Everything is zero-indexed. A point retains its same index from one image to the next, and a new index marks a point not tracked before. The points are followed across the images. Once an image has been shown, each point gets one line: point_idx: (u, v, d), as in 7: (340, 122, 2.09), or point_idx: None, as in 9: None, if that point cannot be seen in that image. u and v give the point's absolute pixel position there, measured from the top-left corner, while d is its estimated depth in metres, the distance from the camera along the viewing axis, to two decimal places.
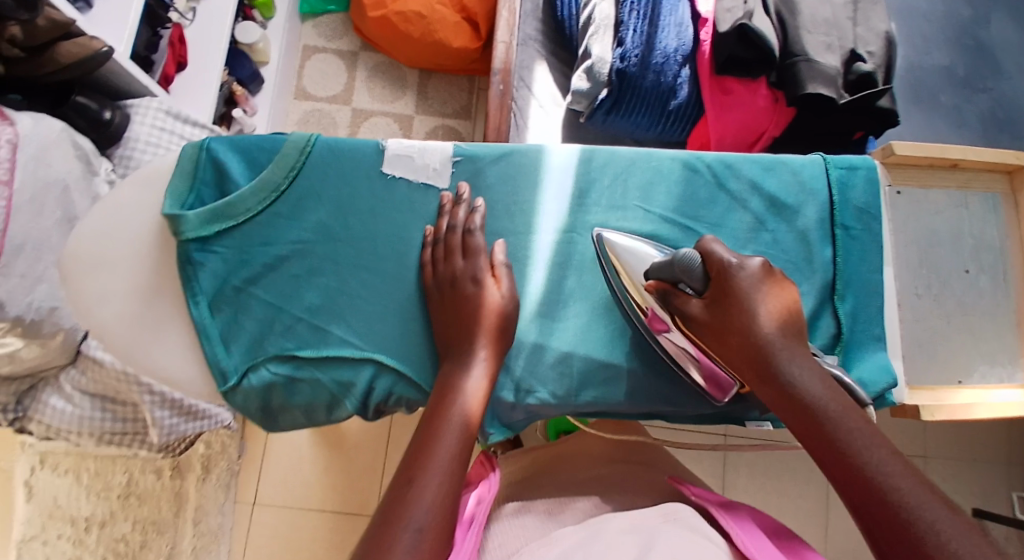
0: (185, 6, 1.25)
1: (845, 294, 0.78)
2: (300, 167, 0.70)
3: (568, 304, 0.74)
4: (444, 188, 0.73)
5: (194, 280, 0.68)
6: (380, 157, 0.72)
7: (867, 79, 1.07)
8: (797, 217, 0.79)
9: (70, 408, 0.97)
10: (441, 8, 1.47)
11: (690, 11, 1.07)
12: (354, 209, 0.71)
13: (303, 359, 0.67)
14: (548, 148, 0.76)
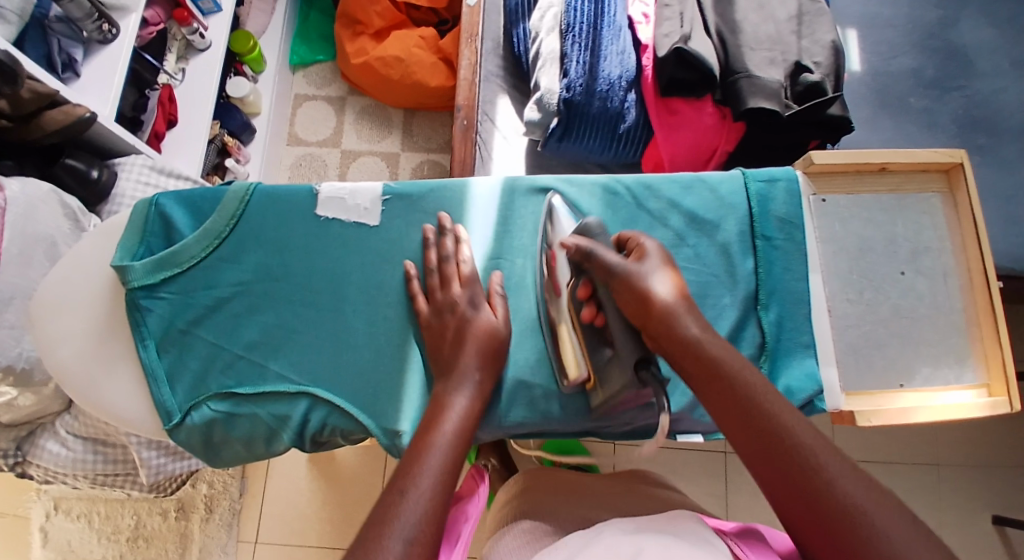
0: (175, 67, 1.33)
1: (769, 302, 0.81)
2: (240, 216, 0.75)
3: None
4: (374, 225, 0.77)
5: (143, 324, 0.73)
6: (315, 201, 0.76)
7: (815, 88, 1.09)
8: (717, 231, 0.82)
9: (64, 451, 1.03)
10: (417, 51, 1.54)
11: (632, 39, 1.12)
12: (290, 250, 0.75)
13: (241, 396, 0.72)
14: (472, 182, 0.80)
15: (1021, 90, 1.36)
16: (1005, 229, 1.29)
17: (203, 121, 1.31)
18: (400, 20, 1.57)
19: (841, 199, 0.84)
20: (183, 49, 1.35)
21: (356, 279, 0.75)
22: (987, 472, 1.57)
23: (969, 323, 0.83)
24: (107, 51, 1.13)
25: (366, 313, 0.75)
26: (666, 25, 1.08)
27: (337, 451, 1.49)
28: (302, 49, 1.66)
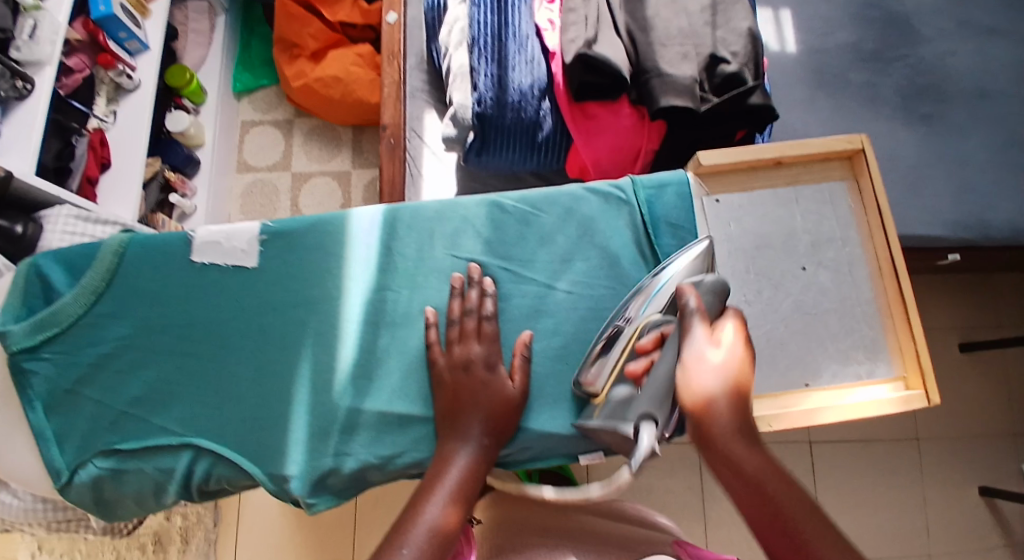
0: (106, 110, 1.35)
1: None
2: (116, 270, 0.78)
3: (384, 360, 0.77)
4: (253, 266, 0.78)
5: (28, 387, 0.76)
6: (189, 247, 0.78)
7: (733, 78, 1.07)
8: (608, 243, 0.80)
9: (16, 501, 1.04)
10: (355, 69, 1.53)
11: (541, 46, 1.10)
12: (168, 305, 0.78)
13: (126, 452, 0.75)
14: (351, 214, 0.80)
15: (969, 54, 1.32)
16: (956, 201, 1.24)
17: (136, 162, 1.34)
18: (335, 38, 1.55)
19: (735, 197, 0.81)
20: (113, 92, 1.37)
21: (235, 328, 0.77)
22: (972, 445, 1.51)
23: (881, 315, 0.79)
24: (26, 106, 1.15)
25: (249, 360, 0.77)
26: (571, 31, 1.06)
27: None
28: (245, 76, 1.65)
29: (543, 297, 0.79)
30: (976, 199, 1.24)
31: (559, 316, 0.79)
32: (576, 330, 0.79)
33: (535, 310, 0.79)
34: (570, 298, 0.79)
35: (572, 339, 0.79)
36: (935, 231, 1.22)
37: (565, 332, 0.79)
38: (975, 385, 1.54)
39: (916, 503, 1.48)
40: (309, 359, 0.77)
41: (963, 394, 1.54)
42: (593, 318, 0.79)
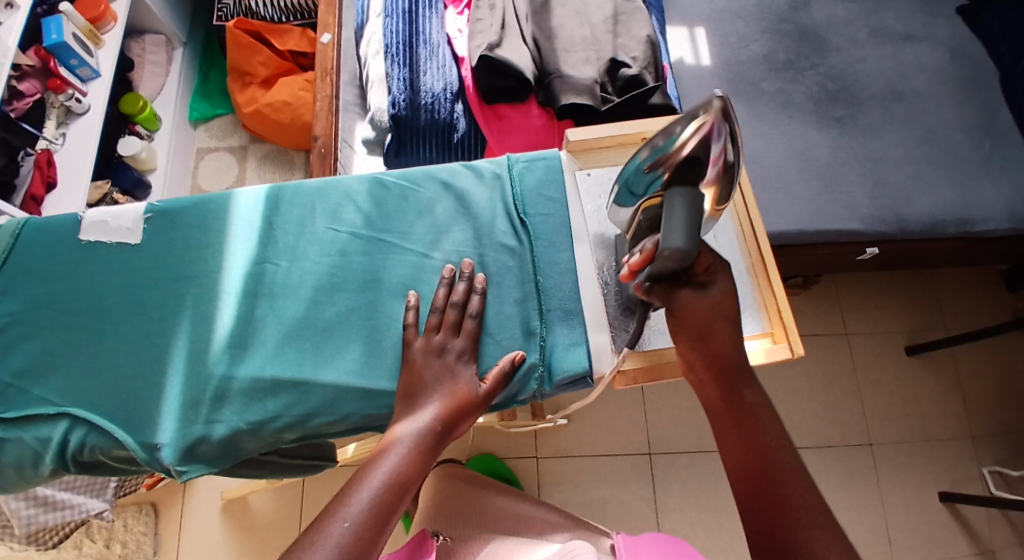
0: (55, 133, 1.37)
1: (540, 279, 0.83)
2: (11, 249, 0.81)
3: (262, 330, 0.80)
4: (136, 243, 0.82)
5: None
6: (78, 226, 0.82)
7: (633, 81, 1.10)
8: (477, 216, 0.85)
9: None
10: (304, 94, 1.60)
11: (451, 54, 1.16)
12: (56, 282, 0.81)
13: (8, 422, 0.77)
14: (235, 192, 0.84)
15: (880, 59, 1.33)
16: (874, 195, 1.24)
17: (83, 180, 1.36)
18: (286, 67, 1.63)
19: (603, 170, 0.89)
20: (63, 116, 1.38)
21: (117, 301, 0.81)
22: (931, 449, 1.48)
23: (748, 275, 0.86)
24: None
25: (128, 329, 0.80)
26: (479, 38, 1.11)
27: (252, 499, 1.46)
28: (202, 105, 1.72)
29: (418, 267, 0.83)
30: (897, 193, 1.24)
31: (433, 283, 0.83)
32: None
33: (410, 278, 0.83)
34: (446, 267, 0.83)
35: None
36: (853, 227, 1.22)
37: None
38: (922, 389, 1.52)
39: (876, 509, 1.44)
40: (187, 329, 0.80)
41: (918, 399, 1.52)
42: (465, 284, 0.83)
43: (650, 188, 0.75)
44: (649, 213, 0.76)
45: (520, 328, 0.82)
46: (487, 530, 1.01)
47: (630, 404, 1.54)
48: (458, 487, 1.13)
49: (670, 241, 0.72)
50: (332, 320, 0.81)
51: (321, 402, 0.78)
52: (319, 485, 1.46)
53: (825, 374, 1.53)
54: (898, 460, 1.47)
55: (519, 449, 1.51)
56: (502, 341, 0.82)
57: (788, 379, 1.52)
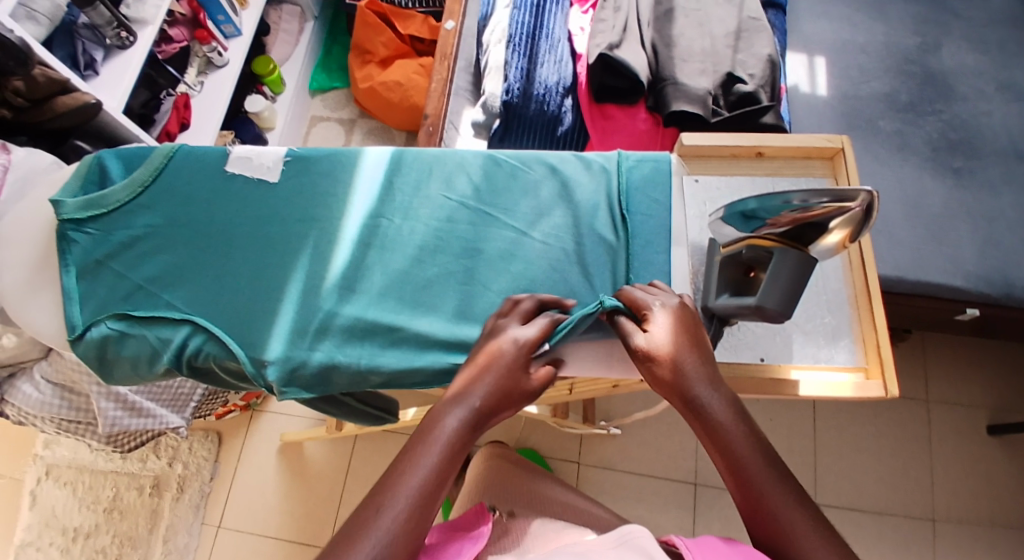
0: (194, 80, 1.47)
1: (637, 274, 0.85)
2: (163, 168, 0.89)
3: (369, 276, 0.85)
4: (274, 181, 0.89)
5: (67, 252, 0.86)
6: (225, 158, 0.90)
7: (747, 98, 1.13)
8: (582, 203, 0.88)
9: (36, 394, 1.10)
10: (416, 77, 1.67)
11: (570, 50, 1.19)
12: (193, 205, 0.88)
13: (135, 319, 0.84)
14: (363, 150, 0.91)
15: (1007, 115, 1.30)
16: (982, 252, 1.21)
17: (212, 124, 1.45)
18: (404, 49, 1.70)
19: (713, 177, 0.90)
20: (202, 65, 1.49)
21: (243, 231, 0.87)
22: (998, 533, 1.42)
23: (849, 306, 0.85)
24: (125, 55, 1.24)
25: (248, 257, 0.87)
26: (599, 37, 1.14)
27: (307, 448, 1.52)
28: (321, 76, 1.80)
29: (520, 242, 0.86)
30: (1004, 254, 1.21)
31: (531, 260, 0.86)
32: (546, 276, 0.85)
33: (510, 251, 0.86)
34: (544, 246, 0.86)
35: (541, 280, 0.85)
36: (954, 282, 1.19)
37: (536, 276, 0.85)
38: (995, 466, 1.46)
39: None
40: (303, 266, 0.86)
41: (991, 478, 1.45)
42: (564, 265, 0.85)
43: (773, 226, 0.77)
44: (753, 249, 0.77)
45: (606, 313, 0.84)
46: (516, 504, 1.04)
47: (683, 427, 1.53)
48: (490, 458, 1.17)
49: (765, 303, 0.75)
50: (433, 277, 0.85)
51: (412, 354, 0.82)
52: (370, 449, 1.51)
53: (894, 435, 1.49)
54: (959, 538, 1.41)
55: (564, 451, 1.52)
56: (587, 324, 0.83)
57: (848, 430, 1.49)
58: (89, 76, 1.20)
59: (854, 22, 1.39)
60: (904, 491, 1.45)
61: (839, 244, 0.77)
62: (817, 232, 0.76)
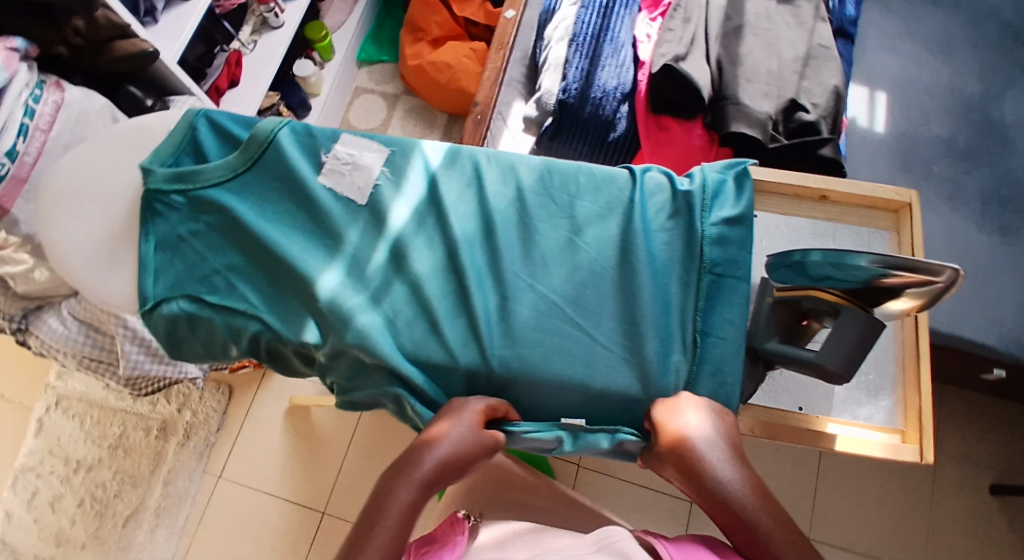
0: (249, 38, 1.45)
1: (707, 328, 0.81)
2: (261, 155, 0.87)
3: (412, 275, 0.83)
4: (363, 203, 0.87)
5: (151, 223, 0.84)
6: (319, 169, 0.87)
7: (808, 126, 1.11)
8: (653, 232, 0.84)
9: (62, 328, 1.11)
10: (467, 60, 1.64)
11: (633, 56, 1.16)
12: (276, 201, 0.86)
13: (207, 303, 0.82)
14: (420, 144, 0.89)
15: None
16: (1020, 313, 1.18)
17: (263, 84, 1.43)
18: (458, 32, 1.68)
19: (771, 215, 0.88)
20: (258, 25, 1.47)
21: (306, 224, 0.86)
22: None
23: (895, 366, 0.84)
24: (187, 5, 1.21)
25: (302, 244, 0.84)
26: (665, 47, 1.12)
27: (314, 413, 1.52)
28: (371, 48, 1.78)
29: (587, 265, 0.84)
30: None
31: (600, 288, 0.83)
32: (615, 309, 0.83)
33: (575, 272, 0.84)
34: (614, 277, 0.84)
35: (606, 312, 0.83)
36: (988, 339, 1.16)
37: (599, 309, 0.82)
38: (997, 528, 1.43)
39: None
40: (344, 257, 0.84)
41: (991, 539, 1.43)
42: (634, 296, 0.82)
43: (842, 282, 0.75)
44: (816, 301, 0.76)
45: (672, 358, 0.80)
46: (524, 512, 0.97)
47: None
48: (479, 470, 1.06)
49: (825, 362, 0.74)
50: (480, 288, 0.83)
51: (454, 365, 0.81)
52: (376, 425, 1.51)
53: (898, 481, 1.47)
54: None
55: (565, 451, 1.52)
56: (645, 367, 0.80)
57: (852, 469, 1.48)
58: (147, 24, 1.18)
59: (919, 61, 1.37)
60: (900, 539, 1.43)
61: (905, 310, 0.77)
62: (887, 295, 0.75)
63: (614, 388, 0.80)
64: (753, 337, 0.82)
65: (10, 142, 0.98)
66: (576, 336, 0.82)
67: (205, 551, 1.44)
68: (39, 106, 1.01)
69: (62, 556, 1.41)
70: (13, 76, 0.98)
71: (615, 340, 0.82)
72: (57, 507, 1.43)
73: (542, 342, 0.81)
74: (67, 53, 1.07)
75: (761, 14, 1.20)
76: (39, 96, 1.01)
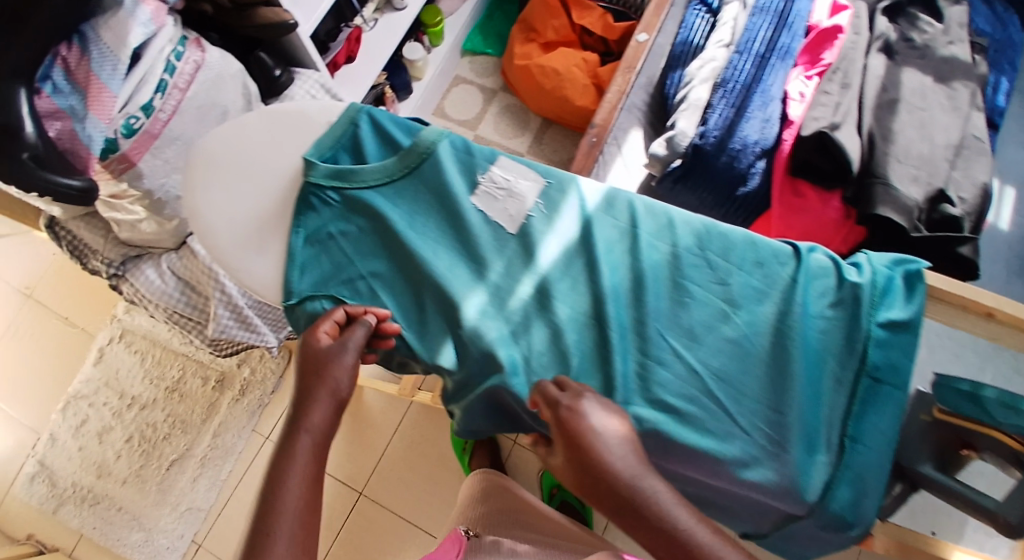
0: (370, 15, 1.42)
1: (853, 432, 0.78)
2: (418, 165, 0.87)
3: (553, 317, 0.82)
4: (512, 231, 0.85)
5: (304, 216, 0.86)
6: (473, 189, 0.87)
7: (952, 221, 1.06)
8: (811, 318, 0.80)
9: (159, 281, 1.18)
10: (575, 70, 1.55)
11: (781, 112, 1.11)
12: (429, 214, 0.86)
13: (349, 306, 0.83)
14: (579, 181, 0.86)
15: None
16: None
17: (378, 64, 1.41)
18: (572, 38, 1.59)
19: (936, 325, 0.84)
20: (382, 4, 1.44)
21: (456, 244, 0.85)
22: None
23: None
24: None
25: (448, 262, 0.84)
26: (818, 110, 1.06)
27: (366, 394, 1.57)
28: (477, 39, 1.71)
29: (736, 341, 0.80)
30: None
31: (748, 367, 0.79)
32: (759, 392, 0.79)
33: (721, 347, 0.80)
34: (765, 358, 0.79)
35: (750, 394, 0.79)
36: None
37: (744, 389, 0.79)
38: None
39: None
40: (489, 286, 0.83)
41: None
42: (783, 383, 0.78)
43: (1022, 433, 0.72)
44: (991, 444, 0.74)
45: (812, 455, 0.78)
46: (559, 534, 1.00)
47: None
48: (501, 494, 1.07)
49: (1000, 512, 0.74)
50: (622, 342, 0.80)
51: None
52: (424, 415, 1.55)
53: None
54: None
55: None
56: (783, 458, 0.77)
57: None
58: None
59: None
60: None
61: None
62: None
63: (746, 473, 0.77)
64: (903, 453, 0.79)
65: (146, 98, 1.03)
66: (715, 412, 0.78)
67: (241, 509, 1.46)
68: (180, 63, 1.06)
69: (103, 486, 1.50)
70: (160, 31, 1.03)
71: (756, 425, 0.78)
72: (105, 438, 1.52)
73: (682, 413, 0.78)
74: (211, 12, 1.11)
75: (916, 90, 1.12)
76: (181, 54, 1.06)
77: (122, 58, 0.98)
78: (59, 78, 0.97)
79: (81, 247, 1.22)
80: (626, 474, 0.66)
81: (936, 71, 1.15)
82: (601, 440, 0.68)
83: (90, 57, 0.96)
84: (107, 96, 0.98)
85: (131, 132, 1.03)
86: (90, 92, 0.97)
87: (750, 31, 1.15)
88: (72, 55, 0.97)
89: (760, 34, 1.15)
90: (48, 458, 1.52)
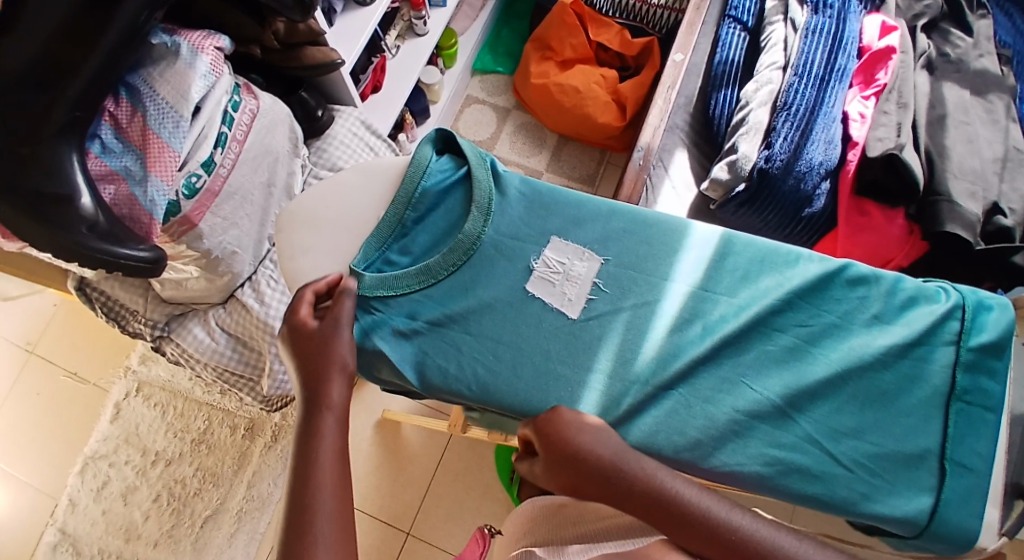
0: (392, 43, 1.39)
1: (952, 463, 0.72)
2: (466, 260, 0.80)
3: (637, 367, 0.76)
4: (574, 315, 0.79)
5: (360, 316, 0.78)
6: (526, 277, 0.80)
7: (1004, 232, 1.08)
8: (909, 346, 0.75)
9: (208, 340, 1.13)
10: (596, 88, 1.54)
11: (842, 132, 1.15)
12: (489, 290, 0.79)
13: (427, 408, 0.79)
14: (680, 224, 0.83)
15: None
16: None
17: (404, 92, 1.37)
18: (589, 56, 1.58)
19: None
20: (404, 30, 1.40)
21: (525, 326, 0.78)
22: None
23: None
24: (363, 11, 1.18)
25: (529, 329, 0.78)
26: (881, 131, 1.10)
27: (405, 431, 1.52)
28: (487, 57, 1.69)
29: (835, 375, 0.75)
30: None
31: (850, 404, 0.75)
32: (858, 430, 0.74)
33: (821, 385, 0.75)
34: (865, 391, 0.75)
35: (852, 433, 0.74)
36: None
37: (853, 426, 0.74)
38: None
39: None
40: (569, 345, 0.77)
41: None
42: (885, 418, 0.74)
43: None
44: None
45: (918, 494, 0.72)
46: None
47: None
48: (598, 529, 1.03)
49: None
50: (716, 396, 0.75)
51: None
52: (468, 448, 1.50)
53: None
54: None
55: None
56: (894, 493, 0.72)
57: None
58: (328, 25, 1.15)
59: None
60: None
61: None
62: None
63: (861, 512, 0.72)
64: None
65: (206, 154, 0.96)
66: (819, 457, 0.73)
67: None
68: (238, 114, 1.00)
69: (129, 552, 1.40)
70: (217, 81, 0.94)
71: (861, 463, 0.73)
72: (129, 499, 1.43)
73: (785, 463, 0.73)
74: (260, 54, 1.05)
75: (959, 104, 1.16)
76: (239, 103, 1.01)
77: (183, 113, 0.89)
78: (109, 137, 0.87)
79: (117, 308, 1.13)
80: (614, 464, 0.68)
81: (971, 86, 1.18)
82: (591, 428, 0.70)
83: (148, 113, 0.87)
84: (169, 155, 0.89)
85: (192, 192, 0.96)
86: (149, 153, 0.88)
87: (806, 53, 1.18)
88: (122, 111, 0.87)
89: (817, 56, 1.18)
90: (69, 524, 1.42)
